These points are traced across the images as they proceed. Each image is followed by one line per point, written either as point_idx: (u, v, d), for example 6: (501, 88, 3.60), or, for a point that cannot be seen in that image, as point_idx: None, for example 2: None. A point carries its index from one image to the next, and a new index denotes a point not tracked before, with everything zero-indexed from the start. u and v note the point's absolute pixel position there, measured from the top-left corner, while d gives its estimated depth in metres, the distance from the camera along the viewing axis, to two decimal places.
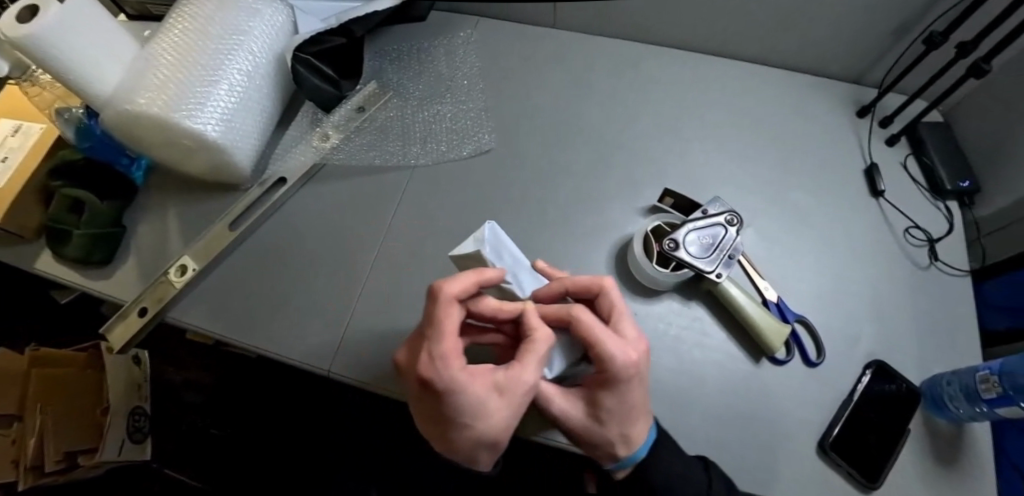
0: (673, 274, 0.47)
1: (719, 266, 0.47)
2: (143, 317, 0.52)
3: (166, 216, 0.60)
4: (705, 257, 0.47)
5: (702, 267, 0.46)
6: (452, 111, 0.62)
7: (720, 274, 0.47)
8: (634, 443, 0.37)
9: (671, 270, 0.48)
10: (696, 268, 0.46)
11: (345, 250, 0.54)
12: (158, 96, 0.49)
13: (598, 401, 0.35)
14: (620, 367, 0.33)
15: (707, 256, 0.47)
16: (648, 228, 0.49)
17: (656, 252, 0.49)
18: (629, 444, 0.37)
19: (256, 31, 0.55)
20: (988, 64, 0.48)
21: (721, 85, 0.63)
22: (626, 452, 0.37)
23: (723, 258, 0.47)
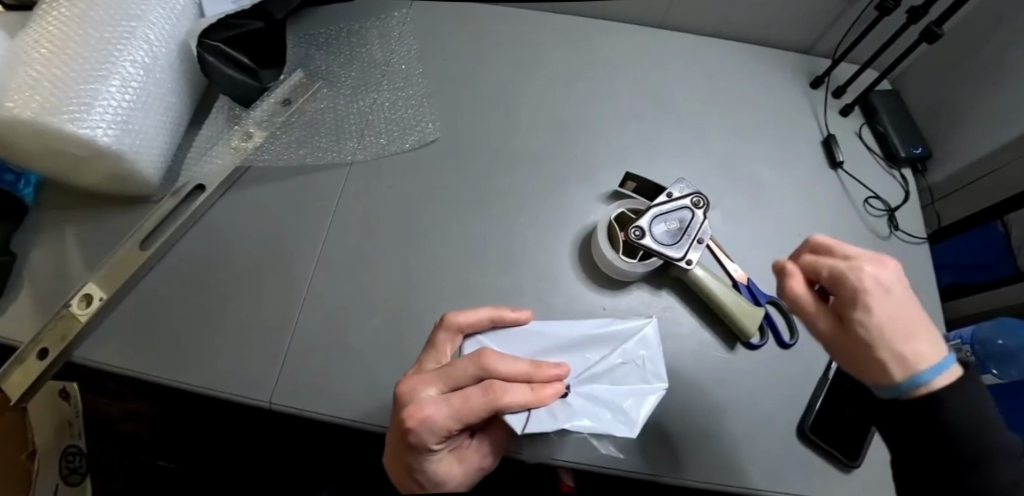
0: (642, 264, 0.45)
1: (689, 251, 0.44)
2: (43, 360, 0.44)
3: (67, 236, 0.52)
4: (673, 243, 0.44)
5: (671, 255, 0.44)
6: (391, 99, 0.56)
7: (691, 260, 0.44)
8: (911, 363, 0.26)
9: (639, 260, 0.46)
10: (664, 256, 0.43)
11: (279, 263, 0.48)
12: (31, 96, 0.40)
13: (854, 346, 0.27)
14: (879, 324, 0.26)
15: (675, 242, 0.44)
16: (612, 216, 0.47)
17: (623, 242, 0.46)
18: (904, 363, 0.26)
19: (152, 16, 0.48)
20: (940, 28, 0.47)
21: (677, 59, 0.60)
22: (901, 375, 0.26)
23: (692, 243, 0.44)
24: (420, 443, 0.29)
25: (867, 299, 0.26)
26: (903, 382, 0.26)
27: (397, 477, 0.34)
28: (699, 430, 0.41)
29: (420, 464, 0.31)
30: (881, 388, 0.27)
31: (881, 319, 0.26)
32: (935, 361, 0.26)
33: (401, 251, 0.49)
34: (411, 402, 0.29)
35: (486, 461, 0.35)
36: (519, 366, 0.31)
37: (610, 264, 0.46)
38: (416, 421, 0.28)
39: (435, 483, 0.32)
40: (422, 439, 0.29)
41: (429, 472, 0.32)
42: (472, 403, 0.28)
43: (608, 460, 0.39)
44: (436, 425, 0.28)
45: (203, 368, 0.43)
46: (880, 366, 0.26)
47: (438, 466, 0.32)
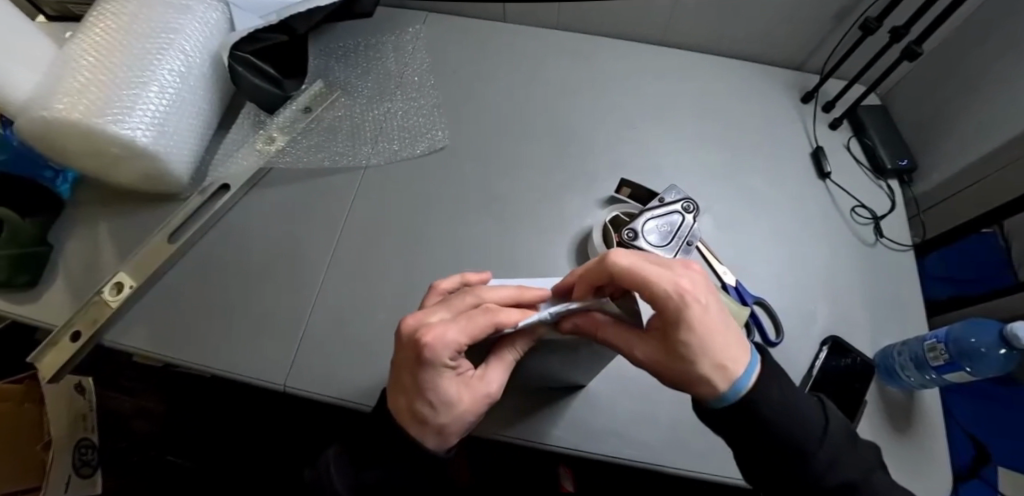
0: None
1: (678, 253, 0.47)
2: (75, 343, 0.48)
3: (99, 230, 0.56)
4: (665, 245, 0.47)
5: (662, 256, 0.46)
6: (404, 108, 0.60)
7: None
8: (727, 369, 0.25)
9: None
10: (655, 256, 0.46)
11: (297, 257, 0.52)
12: (79, 100, 0.45)
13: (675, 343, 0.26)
14: (667, 296, 0.25)
15: (666, 243, 0.47)
16: (606, 219, 0.50)
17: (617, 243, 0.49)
18: (722, 371, 0.25)
19: (188, 29, 0.52)
20: (920, 47, 0.50)
21: (672, 73, 0.63)
22: (724, 384, 0.26)
23: (682, 244, 0.47)
24: (436, 362, 0.24)
25: (689, 319, 0.25)
26: (725, 386, 0.26)
27: (407, 416, 0.27)
28: (685, 420, 0.44)
29: (433, 389, 0.25)
30: (710, 400, 0.26)
31: (703, 335, 0.25)
32: (746, 366, 0.26)
33: (409, 249, 0.52)
34: (416, 330, 0.25)
35: (496, 385, 0.28)
36: (505, 290, 0.29)
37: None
38: (423, 345, 0.24)
39: (448, 416, 0.26)
40: (433, 365, 0.24)
41: (443, 401, 0.25)
42: (479, 319, 0.25)
43: (599, 447, 0.42)
44: (448, 350, 0.24)
45: (223, 353, 0.47)
46: (699, 387, 0.26)
47: (452, 393, 0.25)
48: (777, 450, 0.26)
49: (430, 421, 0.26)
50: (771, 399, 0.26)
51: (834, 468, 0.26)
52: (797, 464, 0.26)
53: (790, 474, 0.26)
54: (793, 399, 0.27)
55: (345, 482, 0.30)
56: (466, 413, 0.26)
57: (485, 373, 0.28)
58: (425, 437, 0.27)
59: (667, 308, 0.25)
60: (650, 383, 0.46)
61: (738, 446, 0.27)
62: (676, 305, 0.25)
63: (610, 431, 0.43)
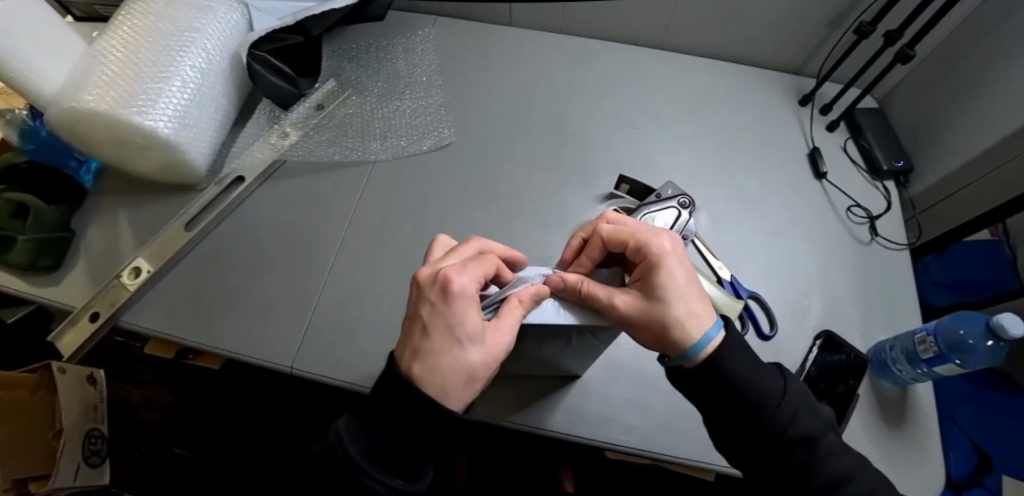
0: None
1: None
2: (94, 323, 0.50)
3: (118, 219, 0.58)
4: None
5: None
6: (412, 107, 0.62)
7: None
8: (695, 319, 0.31)
9: None
10: None
11: (306, 246, 0.54)
12: (106, 93, 0.48)
13: (654, 292, 0.31)
14: (653, 247, 0.32)
15: None
16: None
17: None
18: (692, 320, 0.30)
19: (209, 28, 0.55)
20: (913, 50, 0.51)
21: (672, 76, 0.65)
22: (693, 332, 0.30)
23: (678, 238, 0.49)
24: (462, 292, 0.27)
25: (668, 267, 0.31)
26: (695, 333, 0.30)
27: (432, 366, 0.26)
28: (679, 408, 0.45)
29: (460, 324, 0.26)
30: (679, 350, 0.31)
31: (679, 284, 0.31)
32: (712, 323, 0.31)
33: (414, 239, 0.54)
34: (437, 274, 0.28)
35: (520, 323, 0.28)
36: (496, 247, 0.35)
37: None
38: (446, 280, 0.27)
39: (476, 353, 0.26)
40: (461, 295, 0.27)
41: (469, 335, 0.26)
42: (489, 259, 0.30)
43: (595, 432, 0.44)
44: (467, 288, 0.28)
45: (233, 335, 0.49)
46: (670, 330, 0.30)
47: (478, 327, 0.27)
48: (742, 410, 0.30)
49: (459, 359, 0.26)
50: (734, 365, 0.30)
51: (793, 425, 0.30)
52: (762, 423, 0.30)
53: (754, 432, 0.30)
54: (752, 364, 0.31)
55: (359, 447, 0.25)
56: (493, 350, 0.26)
57: (499, 322, 0.27)
58: (454, 383, 0.26)
59: (651, 258, 0.32)
60: (645, 371, 0.47)
61: (711, 411, 0.31)
62: (659, 254, 0.32)
63: (605, 417, 0.44)
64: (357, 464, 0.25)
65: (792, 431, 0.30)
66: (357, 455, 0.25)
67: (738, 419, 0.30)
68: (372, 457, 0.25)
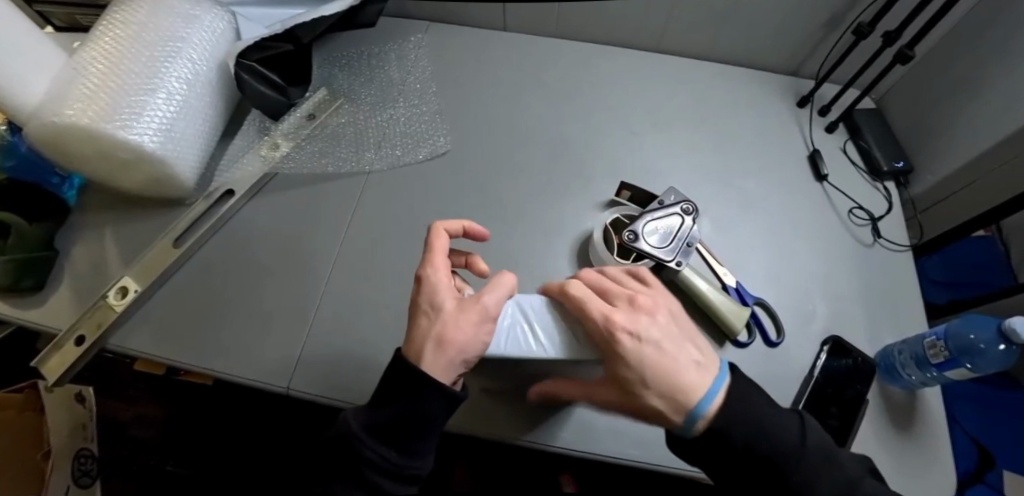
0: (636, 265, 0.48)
1: (678, 255, 0.47)
2: (80, 346, 0.48)
3: (104, 236, 0.57)
4: (665, 246, 0.47)
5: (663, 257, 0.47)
6: (406, 115, 0.61)
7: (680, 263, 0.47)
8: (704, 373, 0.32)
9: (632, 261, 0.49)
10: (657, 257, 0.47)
11: (300, 260, 0.52)
12: (88, 107, 0.46)
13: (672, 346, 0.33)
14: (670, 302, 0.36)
15: (666, 245, 0.47)
16: (607, 221, 0.50)
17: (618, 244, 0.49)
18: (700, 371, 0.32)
19: (195, 38, 0.53)
20: (911, 50, 0.51)
21: (669, 80, 0.65)
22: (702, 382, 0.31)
23: (683, 247, 0.48)
24: (428, 276, 0.34)
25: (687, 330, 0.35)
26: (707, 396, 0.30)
27: (413, 338, 0.31)
28: None
29: (434, 301, 0.32)
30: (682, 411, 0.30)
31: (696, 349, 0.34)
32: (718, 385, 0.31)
33: (411, 251, 0.52)
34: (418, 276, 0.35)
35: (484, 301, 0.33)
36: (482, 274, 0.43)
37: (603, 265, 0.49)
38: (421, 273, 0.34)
39: (450, 321, 0.31)
40: (430, 280, 0.33)
41: (442, 309, 0.32)
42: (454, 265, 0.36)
43: (604, 447, 0.42)
44: (441, 276, 0.34)
45: (226, 354, 0.47)
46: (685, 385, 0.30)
47: (449, 302, 0.32)
48: (747, 457, 0.29)
49: (435, 326, 0.31)
50: (740, 410, 0.30)
51: (803, 468, 0.29)
52: (773, 466, 0.29)
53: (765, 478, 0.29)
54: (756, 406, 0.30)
55: (359, 424, 0.30)
56: (470, 311, 0.32)
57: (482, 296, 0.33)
58: (428, 347, 0.30)
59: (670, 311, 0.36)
60: None
61: (710, 455, 0.30)
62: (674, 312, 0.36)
63: (613, 431, 0.43)
64: (356, 437, 0.29)
65: (796, 478, 0.28)
66: (355, 429, 0.30)
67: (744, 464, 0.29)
68: (367, 432, 0.29)
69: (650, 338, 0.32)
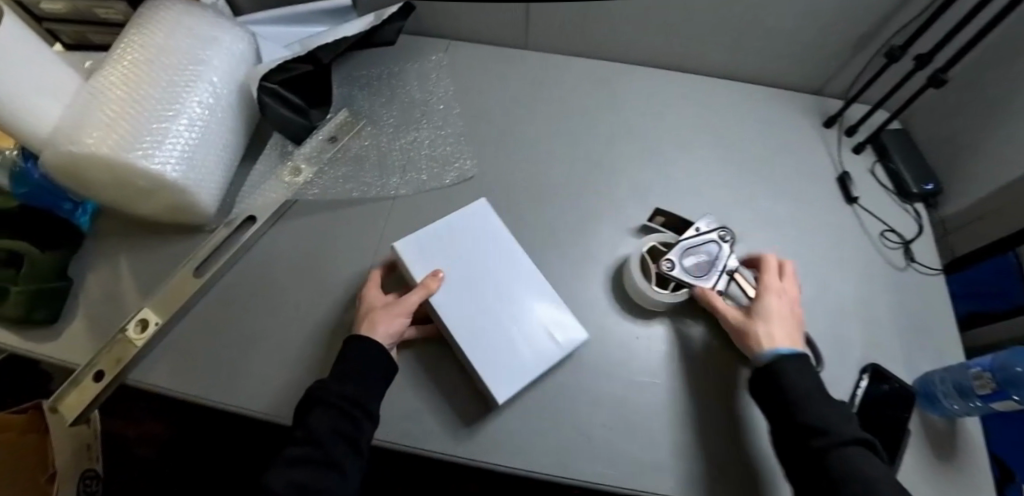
0: (676, 295, 0.48)
1: (717, 284, 0.48)
2: (99, 383, 0.47)
3: (120, 264, 0.55)
4: (704, 275, 0.48)
5: (703, 286, 0.48)
6: (430, 137, 0.60)
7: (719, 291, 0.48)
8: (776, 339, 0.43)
9: (671, 290, 0.49)
10: (697, 287, 0.47)
11: (326, 290, 0.51)
12: (107, 135, 0.44)
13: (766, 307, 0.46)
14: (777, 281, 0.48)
15: (705, 274, 0.48)
16: (644, 249, 0.50)
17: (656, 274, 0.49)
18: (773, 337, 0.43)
19: (216, 61, 0.52)
20: (945, 73, 0.51)
21: (694, 101, 0.64)
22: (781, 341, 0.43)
23: (720, 275, 0.48)
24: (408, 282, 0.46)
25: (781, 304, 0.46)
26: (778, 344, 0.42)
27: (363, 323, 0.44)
28: (733, 457, 0.43)
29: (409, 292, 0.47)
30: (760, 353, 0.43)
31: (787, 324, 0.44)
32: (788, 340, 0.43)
33: None
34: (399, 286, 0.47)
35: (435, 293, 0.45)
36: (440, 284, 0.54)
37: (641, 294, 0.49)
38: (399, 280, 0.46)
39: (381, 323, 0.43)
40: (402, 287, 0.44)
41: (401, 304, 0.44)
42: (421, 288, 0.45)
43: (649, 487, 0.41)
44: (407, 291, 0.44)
45: (254, 390, 0.45)
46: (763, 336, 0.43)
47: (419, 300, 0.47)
48: (785, 414, 0.39)
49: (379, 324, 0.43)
50: (789, 367, 0.41)
51: (818, 418, 0.37)
52: (792, 415, 0.38)
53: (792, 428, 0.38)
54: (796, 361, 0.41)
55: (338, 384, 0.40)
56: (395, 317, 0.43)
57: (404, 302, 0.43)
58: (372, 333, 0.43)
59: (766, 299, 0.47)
60: (694, 418, 0.45)
61: (777, 421, 0.39)
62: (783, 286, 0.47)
63: (657, 469, 0.42)
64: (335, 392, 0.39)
65: (804, 419, 0.38)
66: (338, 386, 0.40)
67: (786, 424, 0.39)
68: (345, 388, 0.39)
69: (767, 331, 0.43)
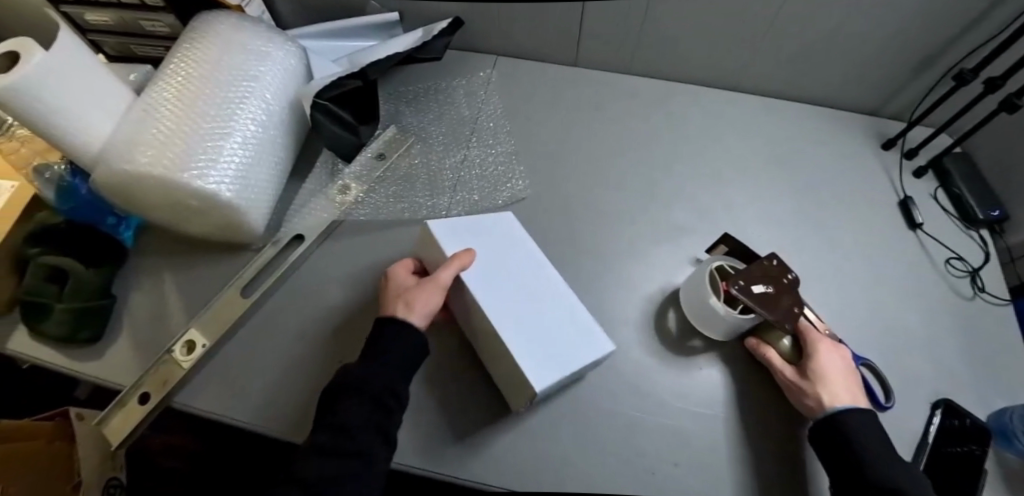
0: (740, 317, 0.42)
1: (789, 319, 0.42)
2: (144, 406, 0.46)
3: (165, 282, 0.54)
4: (775, 305, 0.42)
5: (773, 316, 0.41)
6: (480, 156, 0.58)
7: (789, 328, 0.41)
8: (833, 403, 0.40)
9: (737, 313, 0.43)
10: (765, 314, 0.41)
11: (378, 313, 0.50)
12: (165, 154, 0.44)
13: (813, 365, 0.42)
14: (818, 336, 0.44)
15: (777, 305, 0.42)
16: (711, 265, 0.46)
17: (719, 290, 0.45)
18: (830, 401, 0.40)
19: (269, 77, 0.51)
20: (1021, 98, 0.49)
21: (745, 121, 0.63)
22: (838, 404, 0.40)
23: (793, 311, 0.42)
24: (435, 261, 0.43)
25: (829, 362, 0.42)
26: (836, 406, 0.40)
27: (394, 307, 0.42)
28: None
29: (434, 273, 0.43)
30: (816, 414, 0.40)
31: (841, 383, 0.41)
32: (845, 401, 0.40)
33: None
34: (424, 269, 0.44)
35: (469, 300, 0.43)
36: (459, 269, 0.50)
37: (709, 323, 0.45)
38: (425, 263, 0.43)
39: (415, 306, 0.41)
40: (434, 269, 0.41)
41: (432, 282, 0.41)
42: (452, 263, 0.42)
43: None
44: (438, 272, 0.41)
45: (304, 417, 0.44)
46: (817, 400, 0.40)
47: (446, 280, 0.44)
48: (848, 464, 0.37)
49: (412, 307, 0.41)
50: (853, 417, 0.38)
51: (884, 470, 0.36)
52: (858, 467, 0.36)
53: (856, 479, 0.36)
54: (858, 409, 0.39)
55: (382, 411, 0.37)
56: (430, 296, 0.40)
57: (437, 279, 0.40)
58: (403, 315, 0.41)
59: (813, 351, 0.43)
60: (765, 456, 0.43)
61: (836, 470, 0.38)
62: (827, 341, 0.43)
63: None
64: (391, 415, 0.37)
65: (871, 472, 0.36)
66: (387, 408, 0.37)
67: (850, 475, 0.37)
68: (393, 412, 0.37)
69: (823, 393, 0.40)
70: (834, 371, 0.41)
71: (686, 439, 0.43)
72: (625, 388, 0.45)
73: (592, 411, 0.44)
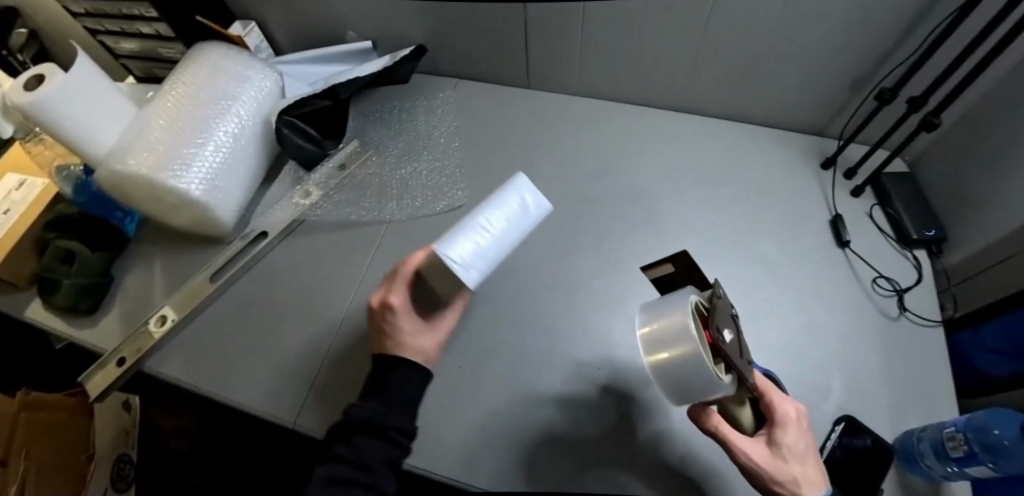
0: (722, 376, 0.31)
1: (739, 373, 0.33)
2: (120, 368, 0.54)
3: (152, 267, 0.63)
4: (736, 353, 0.33)
5: (738, 369, 0.32)
6: (428, 168, 0.65)
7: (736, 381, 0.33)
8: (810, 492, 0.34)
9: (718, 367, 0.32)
10: (736, 366, 0.32)
11: (319, 303, 0.56)
12: (148, 158, 0.52)
13: (780, 444, 0.35)
14: (783, 408, 0.36)
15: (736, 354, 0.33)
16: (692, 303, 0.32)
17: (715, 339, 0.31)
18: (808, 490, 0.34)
19: (244, 96, 0.60)
20: (937, 117, 0.50)
21: (684, 139, 0.66)
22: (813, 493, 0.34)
23: (745, 366, 0.34)
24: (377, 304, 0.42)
25: (798, 440, 0.36)
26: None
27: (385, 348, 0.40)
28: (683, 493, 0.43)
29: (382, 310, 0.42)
30: None
31: (807, 462, 0.35)
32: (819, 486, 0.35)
33: None
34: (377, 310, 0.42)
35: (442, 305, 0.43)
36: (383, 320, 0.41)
37: (687, 393, 0.32)
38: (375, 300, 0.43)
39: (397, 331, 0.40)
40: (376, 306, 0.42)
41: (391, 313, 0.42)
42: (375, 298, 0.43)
43: None
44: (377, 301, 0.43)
45: (246, 387, 0.51)
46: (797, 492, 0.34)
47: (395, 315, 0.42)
48: None
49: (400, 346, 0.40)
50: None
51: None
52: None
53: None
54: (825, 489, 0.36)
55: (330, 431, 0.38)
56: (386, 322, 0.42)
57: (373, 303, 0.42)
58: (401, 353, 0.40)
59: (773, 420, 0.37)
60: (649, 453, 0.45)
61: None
62: (789, 413, 0.37)
63: None
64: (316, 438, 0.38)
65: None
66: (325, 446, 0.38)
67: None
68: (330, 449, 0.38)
69: (798, 480, 0.34)
70: (799, 447, 0.36)
71: (576, 434, 0.46)
72: (527, 383, 0.49)
73: (492, 400, 0.48)
